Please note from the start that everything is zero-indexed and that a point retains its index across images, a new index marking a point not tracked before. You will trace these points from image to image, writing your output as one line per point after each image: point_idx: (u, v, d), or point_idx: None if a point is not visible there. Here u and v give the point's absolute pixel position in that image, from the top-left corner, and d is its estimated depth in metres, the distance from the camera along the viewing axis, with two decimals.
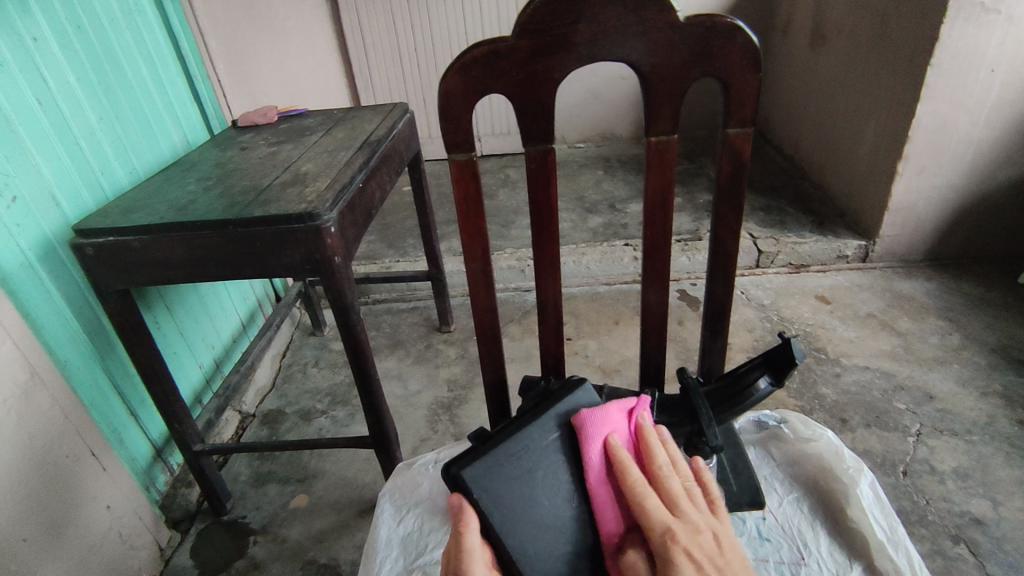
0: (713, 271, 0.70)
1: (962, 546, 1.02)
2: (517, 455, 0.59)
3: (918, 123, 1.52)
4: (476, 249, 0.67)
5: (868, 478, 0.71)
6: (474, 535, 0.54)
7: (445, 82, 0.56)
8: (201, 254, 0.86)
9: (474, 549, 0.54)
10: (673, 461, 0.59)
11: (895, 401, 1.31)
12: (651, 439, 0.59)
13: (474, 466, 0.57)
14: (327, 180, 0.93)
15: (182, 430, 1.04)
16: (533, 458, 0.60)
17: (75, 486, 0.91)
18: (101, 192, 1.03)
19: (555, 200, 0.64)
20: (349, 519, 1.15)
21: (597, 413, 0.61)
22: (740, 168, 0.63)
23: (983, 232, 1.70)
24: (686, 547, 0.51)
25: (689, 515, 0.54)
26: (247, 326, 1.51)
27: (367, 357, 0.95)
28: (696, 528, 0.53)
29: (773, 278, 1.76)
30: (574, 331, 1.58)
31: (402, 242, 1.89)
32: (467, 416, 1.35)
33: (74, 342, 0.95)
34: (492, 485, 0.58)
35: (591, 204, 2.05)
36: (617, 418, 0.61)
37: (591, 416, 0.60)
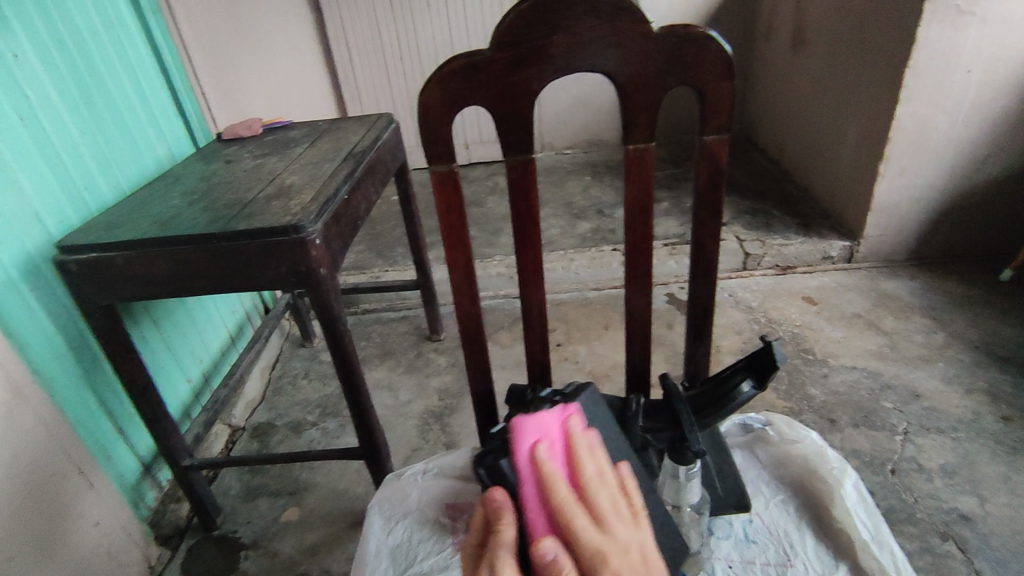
0: (695, 276, 0.70)
1: (950, 543, 1.03)
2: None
3: (898, 124, 1.54)
4: (459, 259, 0.67)
5: (852, 478, 0.72)
6: (506, 531, 0.53)
7: (424, 94, 0.56)
8: (186, 269, 0.86)
9: (508, 546, 0.52)
10: (601, 471, 0.53)
11: (882, 400, 1.32)
12: (578, 449, 0.54)
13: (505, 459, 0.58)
14: (312, 193, 0.93)
15: (169, 446, 1.03)
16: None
17: (61, 505, 0.90)
18: (85, 208, 1.03)
19: (536, 209, 0.64)
20: (340, 532, 1.15)
21: (529, 420, 0.55)
22: (718, 174, 0.64)
23: (965, 230, 1.72)
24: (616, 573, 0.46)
25: (616, 531, 0.49)
26: (236, 339, 1.50)
27: (354, 369, 0.95)
28: (624, 548, 0.48)
29: (760, 280, 1.78)
30: (564, 337, 1.59)
31: (391, 251, 1.90)
32: (458, 425, 1.35)
33: (59, 359, 0.94)
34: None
35: (579, 209, 2.06)
36: (548, 423, 0.56)
37: (524, 422, 0.55)
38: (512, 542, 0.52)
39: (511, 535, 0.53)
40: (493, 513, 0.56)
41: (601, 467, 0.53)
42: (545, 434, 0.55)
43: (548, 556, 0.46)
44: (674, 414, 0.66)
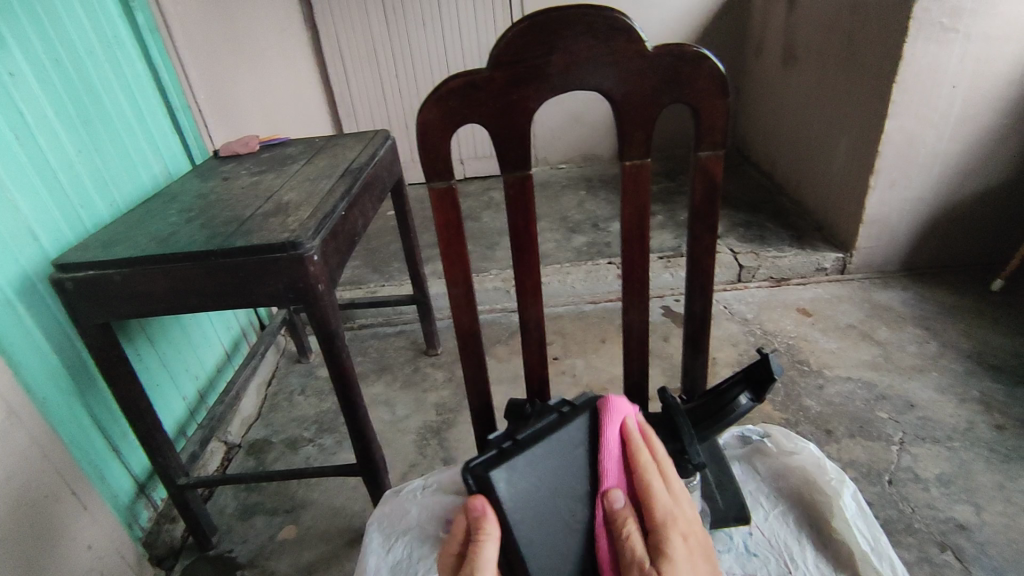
0: (691, 289, 0.71)
1: (948, 553, 1.03)
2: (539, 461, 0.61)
3: (887, 138, 1.57)
4: (458, 275, 0.67)
5: (850, 489, 0.72)
6: (488, 545, 0.56)
7: (423, 112, 0.57)
8: (184, 286, 0.86)
9: (487, 561, 0.56)
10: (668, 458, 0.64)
11: (877, 410, 1.33)
12: (653, 437, 0.64)
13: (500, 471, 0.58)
14: (310, 209, 0.94)
15: (165, 464, 1.03)
16: (558, 464, 0.61)
17: (53, 527, 0.89)
18: (81, 226, 1.03)
19: (534, 225, 0.65)
20: (338, 549, 1.14)
21: (620, 399, 0.65)
22: (713, 189, 0.65)
23: (956, 241, 1.74)
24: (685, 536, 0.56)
25: (686, 507, 0.60)
26: (231, 355, 1.49)
27: (352, 385, 0.95)
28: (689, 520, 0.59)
29: (754, 292, 1.79)
30: (560, 351, 1.59)
31: (387, 266, 1.90)
32: (455, 440, 1.34)
33: (53, 378, 0.93)
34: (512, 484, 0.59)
35: (573, 223, 2.07)
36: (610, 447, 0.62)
37: (617, 400, 0.64)
38: (490, 565, 0.55)
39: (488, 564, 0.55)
40: (474, 523, 0.58)
41: (653, 489, 0.59)
42: (607, 456, 0.61)
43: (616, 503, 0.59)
44: (672, 427, 0.67)
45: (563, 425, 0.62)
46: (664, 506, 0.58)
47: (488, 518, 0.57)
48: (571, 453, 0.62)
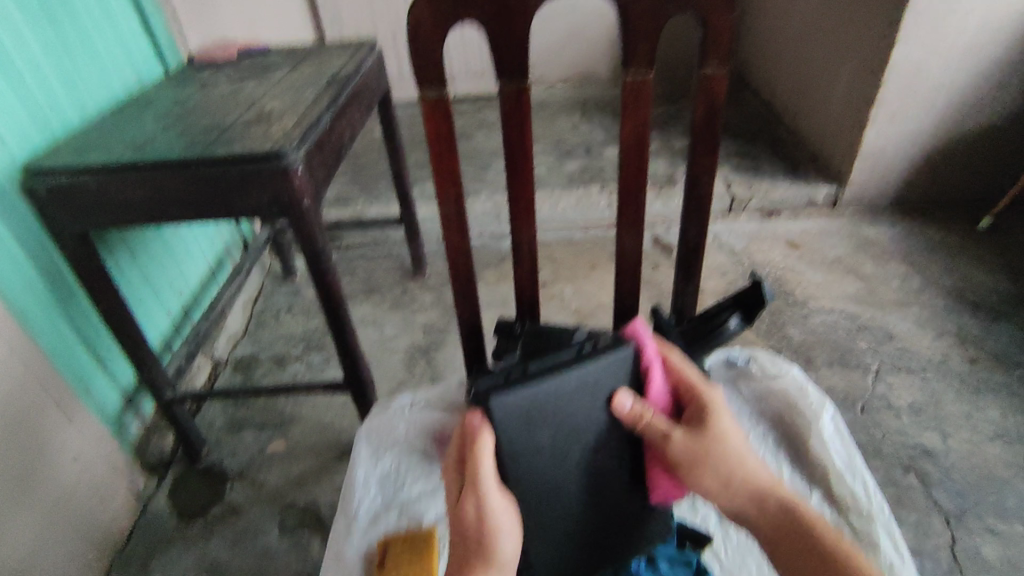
0: (688, 214, 0.70)
1: (912, 475, 1.08)
2: (552, 399, 0.60)
3: (893, 68, 1.52)
4: (449, 192, 0.65)
5: (830, 412, 0.76)
6: (485, 460, 0.59)
7: (414, 12, 0.53)
8: (163, 196, 0.82)
9: (487, 472, 0.59)
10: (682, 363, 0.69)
11: (857, 341, 1.36)
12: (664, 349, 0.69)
13: (504, 398, 0.58)
14: (293, 119, 0.89)
15: (149, 378, 1.03)
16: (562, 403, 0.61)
17: (40, 437, 0.89)
18: (51, 133, 0.98)
19: (529, 141, 0.62)
20: (328, 461, 1.17)
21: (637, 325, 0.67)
22: (714, 111, 0.62)
23: (950, 176, 1.73)
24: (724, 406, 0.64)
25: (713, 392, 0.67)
26: (216, 273, 1.47)
27: (340, 303, 0.94)
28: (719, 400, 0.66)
29: (745, 223, 1.78)
30: (549, 276, 1.59)
31: (375, 186, 1.85)
32: (443, 360, 1.36)
33: (32, 289, 0.91)
34: (513, 420, 0.59)
35: (567, 147, 2.02)
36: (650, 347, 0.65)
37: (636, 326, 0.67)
38: (490, 472, 0.59)
39: (500, 504, 0.59)
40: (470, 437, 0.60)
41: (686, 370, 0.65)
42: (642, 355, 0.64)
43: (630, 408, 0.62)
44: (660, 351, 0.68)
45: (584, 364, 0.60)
46: (696, 380, 0.65)
47: (483, 431, 0.59)
48: (593, 390, 0.62)
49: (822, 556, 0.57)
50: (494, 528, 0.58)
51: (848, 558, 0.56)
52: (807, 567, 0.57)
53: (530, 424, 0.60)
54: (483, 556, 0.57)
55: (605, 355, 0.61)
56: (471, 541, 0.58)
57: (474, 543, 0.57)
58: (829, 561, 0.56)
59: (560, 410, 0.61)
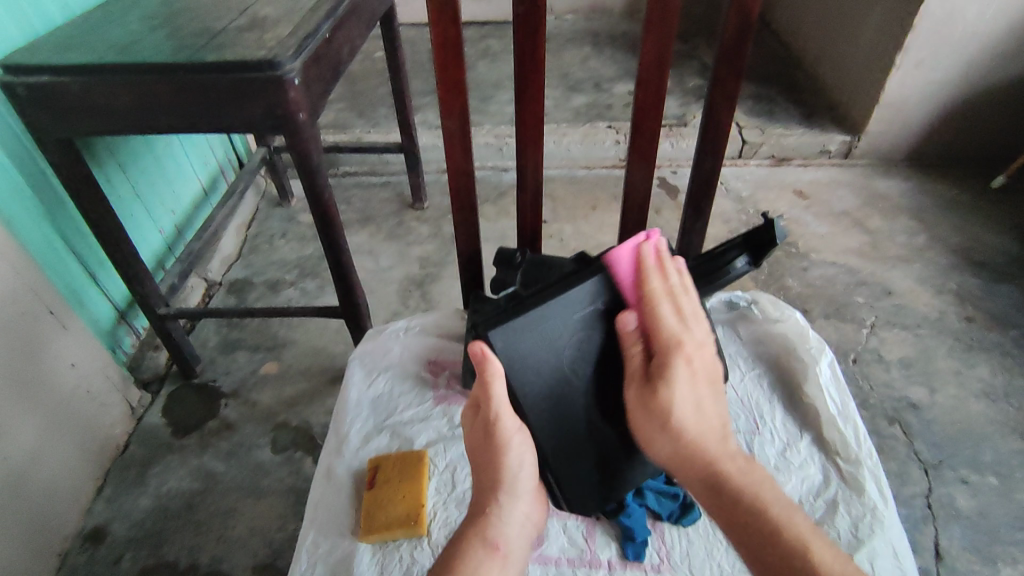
0: (703, 145, 0.68)
1: (896, 427, 1.10)
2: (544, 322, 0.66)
3: (926, 10, 1.44)
4: (454, 107, 0.62)
5: (827, 358, 0.78)
6: (496, 383, 0.62)
7: None
8: (151, 102, 0.78)
9: (499, 396, 0.62)
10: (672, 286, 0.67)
11: (856, 295, 1.35)
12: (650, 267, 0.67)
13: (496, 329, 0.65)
14: (290, 27, 0.84)
15: (144, 293, 1.01)
16: (556, 326, 0.67)
17: (35, 345, 0.89)
18: (30, 28, 0.92)
19: (543, 54, 0.59)
20: (320, 385, 1.18)
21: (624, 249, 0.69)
22: (747, 29, 0.59)
23: (968, 133, 1.68)
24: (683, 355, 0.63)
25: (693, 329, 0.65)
26: (209, 192, 1.43)
27: (335, 226, 0.92)
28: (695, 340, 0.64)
29: (753, 170, 1.74)
30: (549, 214, 1.56)
31: (374, 111, 1.78)
32: (438, 293, 1.35)
33: (17, 194, 0.88)
34: (515, 347, 0.66)
35: (575, 81, 1.94)
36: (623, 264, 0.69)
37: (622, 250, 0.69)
38: (501, 397, 0.62)
39: (510, 424, 0.63)
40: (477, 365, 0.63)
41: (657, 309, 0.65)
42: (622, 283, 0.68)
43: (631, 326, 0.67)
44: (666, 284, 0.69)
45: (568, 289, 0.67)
46: (666, 322, 0.64)
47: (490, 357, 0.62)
48: (582, 312, 0.68)
49: (736, 520, 0.55)
50: (502, 445, 0.62)
51: (764, 525, 0.53)
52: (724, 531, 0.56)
53: (531, 350, 0.66)
54: (494, 471, 0.61)
55: (589, 277, 0.68)
56: (483, 456, 0.63)
57: (485, 460, 0.62)
58: (744, 522, 0.54)
59: (557, 331, 0.67)
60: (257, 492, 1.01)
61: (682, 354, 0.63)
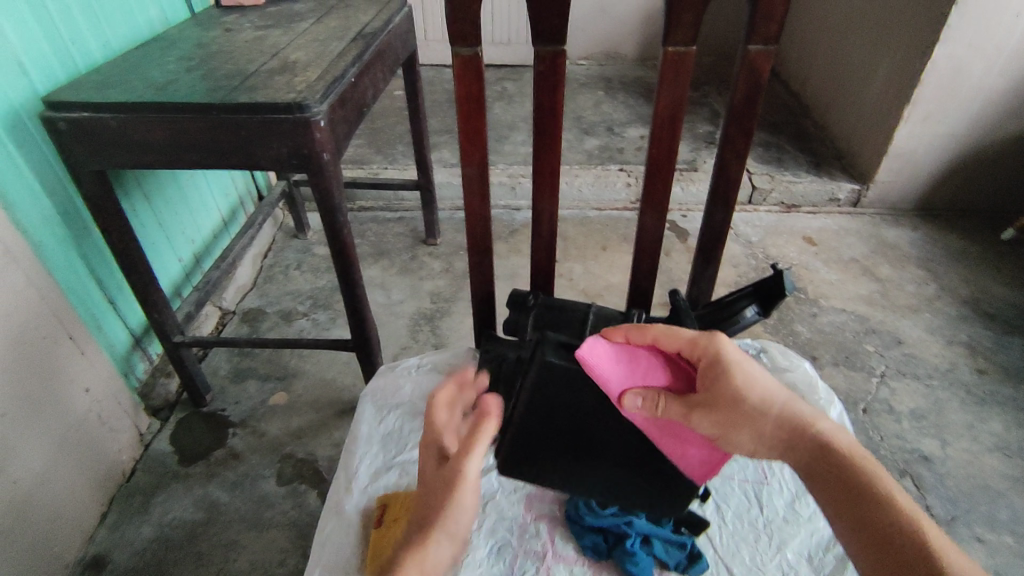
0: (714, 197, 0.70)
1: (907, 479, 1.09)
2: (532, 421, 0.65)
3: (933, 65, 1.47)
4: (474, 155, 0.64)
5: (837, 408, 0.78)
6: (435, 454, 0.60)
7: None
8: (183, 140, 0.82)
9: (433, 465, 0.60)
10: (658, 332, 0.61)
11: (865, 343, 1.35)
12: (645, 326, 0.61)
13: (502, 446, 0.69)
14: (318, 71, 0.88)
15: (161, 320, 1.03)
16: (549, 413, 0.65)
17: (52, 369, 0.90)
18: (72, 65, 0.96)
19: (561, 107, 0.62)
20: (328, 417, 1.18)
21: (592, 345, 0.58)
22: (756, 91, 0.61)
23: (976, 185, 1.70)
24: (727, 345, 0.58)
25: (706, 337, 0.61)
26: (228, 223, 1.47)
27: (351, 262, 0.94)
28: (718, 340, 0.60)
29: (763, 216, 1.76)
30: (560, 254, 1.58)
31: (391, 148, 1.83)
32: (449, 328, 1.36)
33: (47, 222, 0.91)
34: (526, 448, 0.68)
35: (588, 124, 1.99)
36: (604, 351, 0.58)
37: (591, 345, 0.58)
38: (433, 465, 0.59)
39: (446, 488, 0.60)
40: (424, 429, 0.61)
41: (666, 338, 0.59)
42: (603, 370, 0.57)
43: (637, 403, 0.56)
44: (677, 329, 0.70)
45: (530, 392, 0.63)
46: (688, 336, 0.59)
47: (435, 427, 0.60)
48: (557, 399, 0.63)
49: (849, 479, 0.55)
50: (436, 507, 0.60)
51: (889, 512, 0.53)
52: (840, 494, 0.55)
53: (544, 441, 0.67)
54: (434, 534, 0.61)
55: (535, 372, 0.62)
56: None
57: None
58: (868, 521, 0.53)
59: (552, 420, 0.65)
60: (261, 525, 1.01)
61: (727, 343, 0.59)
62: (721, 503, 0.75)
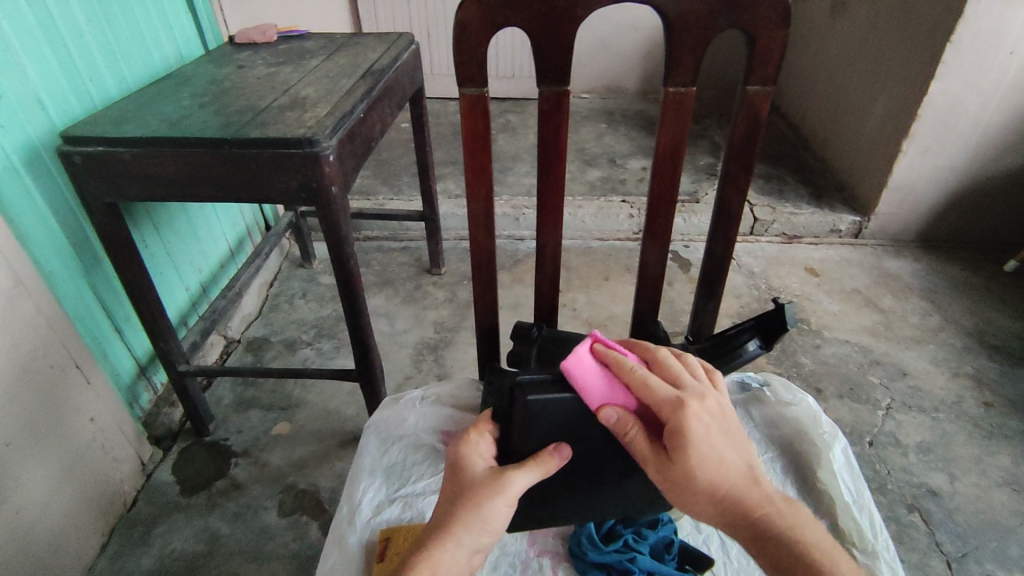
0: (715, 231, 0.71)
1: (915, 514, 1.07)
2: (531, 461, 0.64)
3: (930, 101, 1.50)
4: (480, 190, 0.66)
5: (841, 444, 0.77)
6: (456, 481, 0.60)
7: (463, 10, 0.55)
8: (195, 173, 0.84)
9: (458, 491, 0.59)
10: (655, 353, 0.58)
11: (869, 375, 1.34)
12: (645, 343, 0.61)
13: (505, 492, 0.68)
14: (328, 107, 0.90)
15: (167, 349, 1.04)
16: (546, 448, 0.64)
17: (58, 397, 0.91)
18: (88, 100, 0.99)
19: (564, 145, 0.63)
20: (330, 448, 1.18)
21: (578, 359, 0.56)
22: (755, 128, 0.63)
23: (977, 217, 1.71)
24: (696, 414, 0.51)
25: (694, 386, 0.54)
26: (236, 253, 1.49)
27: (357, 292, 0.95)
28: (702, 396, 0.53)
29: (765, 246, 1.77)
30: (564, 284, 1.59)
31: (397, 179, 1.86)
32: (452, 358, 1.37)
33: (59, 253, 0.93)
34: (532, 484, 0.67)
35: (591, 156, 2.02)
36: (588, 356, 0.57)
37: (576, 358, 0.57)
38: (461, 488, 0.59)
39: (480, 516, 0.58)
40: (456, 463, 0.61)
41: (648, 383, 0.53)
42: (586, 380, 0.56)
43: (610, 419, 0.55)
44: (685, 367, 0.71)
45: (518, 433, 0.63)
46: (665, 394, 0.52)
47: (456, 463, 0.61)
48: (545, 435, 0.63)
49: None
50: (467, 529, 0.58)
51: None
52: None
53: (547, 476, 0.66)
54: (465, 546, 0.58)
55: (518, 413, 0.62)
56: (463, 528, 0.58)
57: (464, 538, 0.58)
58: None
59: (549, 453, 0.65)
60: (261, 557, 1.00)
61: (698, 409, 0.51)
62: (725, 539, 0.75)
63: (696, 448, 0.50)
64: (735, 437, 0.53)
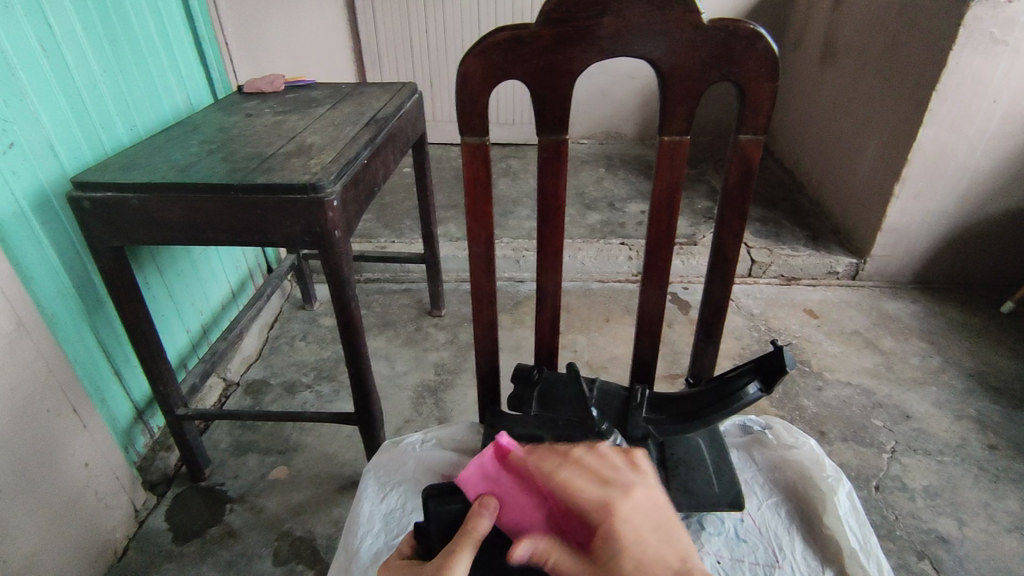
0: (712, 275, 0.72)
1: (926, 562, 1.04)
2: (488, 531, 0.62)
3: (919, 146, 1.54)
4: (480, 235, 0.67)
5: (845, 488, 0.75)
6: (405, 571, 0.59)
7: (465, 63, 0.58)
8: (201, 218, 0.85)
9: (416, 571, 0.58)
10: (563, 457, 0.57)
11: (873, 417, 1.33)
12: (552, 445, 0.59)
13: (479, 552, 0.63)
14: (333, 154, 0.92)
15: (165, 392, 1.03)
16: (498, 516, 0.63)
17: (54, 442, 0.90)
18: (100, 147, 1.02)
19: (563, 192, 0.65)
20: (328, 494, 1.16)
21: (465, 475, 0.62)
22: (749, 175, 0.65)
23: (972, 259, 1.73)
24: (624, 513, 0.50)
25: (623, 481, 0.54)
26: (237, 294, 1.50)
27: (358, 334, 0.95)
28: (629, 490, 0.53)
29: (763, 288, 1.78)
30: (564, 325, 1.59)
31: (399, 223, 1.89)
32: (452, 401, 1.36)
33: (63, 296, 0.93)
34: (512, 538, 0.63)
35: (590, 200, 2.05)
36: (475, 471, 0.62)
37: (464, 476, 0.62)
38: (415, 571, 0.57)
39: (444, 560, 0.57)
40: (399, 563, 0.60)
41: (573, 484, 0.54)
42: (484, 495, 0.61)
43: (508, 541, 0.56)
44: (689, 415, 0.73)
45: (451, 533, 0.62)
46: (591, 496, 0.52)
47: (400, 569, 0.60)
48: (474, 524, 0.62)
49: None
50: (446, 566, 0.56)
51: None
52: None
53: None
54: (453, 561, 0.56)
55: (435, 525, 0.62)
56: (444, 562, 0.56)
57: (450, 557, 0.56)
58: None
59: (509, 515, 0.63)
60: None
61: (626, 508, 0.51)
62: None
63: (627, 550, 0.48)
64: (671, 533, 0.51)
